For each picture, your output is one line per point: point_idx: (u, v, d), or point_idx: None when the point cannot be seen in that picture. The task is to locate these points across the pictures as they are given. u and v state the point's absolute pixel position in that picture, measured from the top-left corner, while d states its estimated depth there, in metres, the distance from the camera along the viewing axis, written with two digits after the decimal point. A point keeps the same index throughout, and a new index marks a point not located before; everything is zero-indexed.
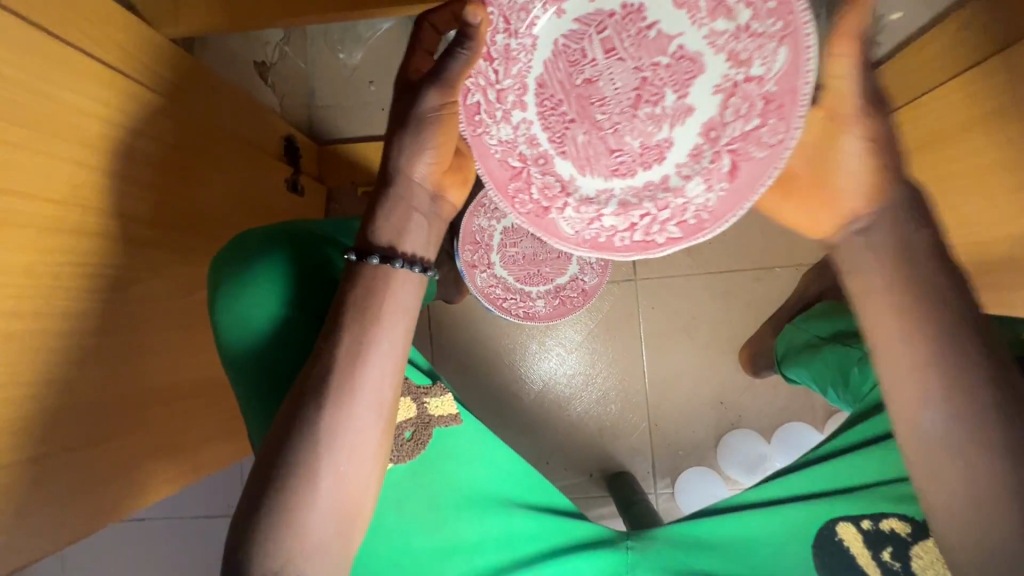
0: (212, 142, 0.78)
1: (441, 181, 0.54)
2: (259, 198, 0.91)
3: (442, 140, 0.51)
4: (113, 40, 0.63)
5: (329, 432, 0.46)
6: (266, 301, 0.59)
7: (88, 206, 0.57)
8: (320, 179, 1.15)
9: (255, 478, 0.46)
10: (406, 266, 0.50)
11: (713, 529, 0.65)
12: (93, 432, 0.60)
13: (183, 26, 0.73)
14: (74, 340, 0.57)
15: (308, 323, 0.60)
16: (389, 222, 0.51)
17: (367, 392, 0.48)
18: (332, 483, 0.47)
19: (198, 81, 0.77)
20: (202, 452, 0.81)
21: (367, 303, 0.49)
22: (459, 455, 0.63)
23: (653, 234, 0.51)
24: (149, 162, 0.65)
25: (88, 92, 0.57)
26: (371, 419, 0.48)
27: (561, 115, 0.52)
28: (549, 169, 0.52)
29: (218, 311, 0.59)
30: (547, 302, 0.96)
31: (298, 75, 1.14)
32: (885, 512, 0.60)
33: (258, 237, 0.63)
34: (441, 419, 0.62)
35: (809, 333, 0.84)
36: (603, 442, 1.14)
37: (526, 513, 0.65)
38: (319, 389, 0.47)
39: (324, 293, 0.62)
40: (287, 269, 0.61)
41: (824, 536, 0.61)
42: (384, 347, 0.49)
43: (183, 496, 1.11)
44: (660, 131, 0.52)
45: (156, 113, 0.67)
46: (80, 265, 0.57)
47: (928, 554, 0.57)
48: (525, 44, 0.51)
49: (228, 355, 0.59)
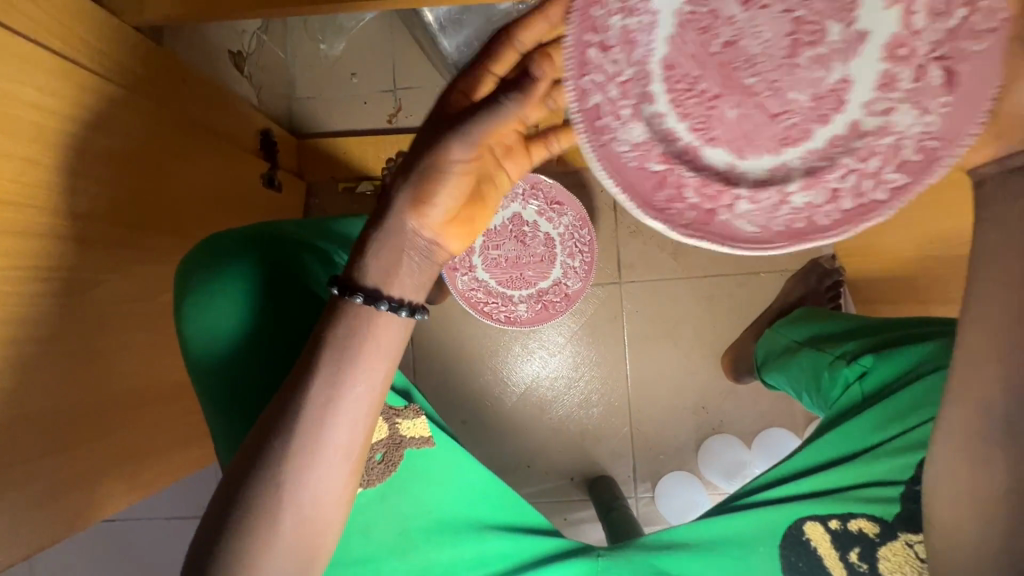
0: (180, 138, 0.75)
1: (442, 231, 0.46)
2: (230, 195, 0.87)
3: (442, 190, 0.43)
4: (71, 32, 0.60)
5: (296, 467, 0.44)
6: (233, 310, 0.57)
7: (38, 206, 0.54)
8: (298, 173, 1.11)
9: (217, 509, 0.45)
10: (390, 309, 0.46)
11: (681, 531, 0.65)
12: (53, 446, 0.57)
13: (147, 17, 0.69)
14: (26, 349, 0.54)
15: (280, 332, 0.58)
16: (380, 266, 0.46)
17: (337, 427, 0.45)
18: (298, 516, 0.45)
19: (163, 71, 0.74)
20: (169, 459, 0.78)
21: (336, 336, 0.46)
22: (431, 475, 0.62)
23: (865, 192, 0.34)
24: (110, 160, 0.63)
25: (41, 87, 0.54)
26: (344, 442, 0.46)
27: (699, 89, 0.36)
28: (699, 163, 0.36)
29: (184, 322, 0.56)
30: (529, 306, 0.94)
31: (276, 65, 1.09)
32: (854, 513, 0.60)
33: (232, 241, 0.60)
34: (414, 440, 0.61)
35: (787, 338, 0.82)
36: (584, 445, 1.13)
37: (498, 535, 0.63)
38: (289, 411, 0.45)
39: (301, 300, 0.60)
40: (261, 274, 0.59)
41: (792, 536, 0.62)
42: (359, 379, 0.46)
43: (152, 501, 1.08)
44: (832, 74, 0.35)
45: (120, 109, 0.64)
46: (29, 270, 0.53)
47: (894, 556, 0.58)
48: (640, 9, 0.34)
49: (194, 367, 0.57)
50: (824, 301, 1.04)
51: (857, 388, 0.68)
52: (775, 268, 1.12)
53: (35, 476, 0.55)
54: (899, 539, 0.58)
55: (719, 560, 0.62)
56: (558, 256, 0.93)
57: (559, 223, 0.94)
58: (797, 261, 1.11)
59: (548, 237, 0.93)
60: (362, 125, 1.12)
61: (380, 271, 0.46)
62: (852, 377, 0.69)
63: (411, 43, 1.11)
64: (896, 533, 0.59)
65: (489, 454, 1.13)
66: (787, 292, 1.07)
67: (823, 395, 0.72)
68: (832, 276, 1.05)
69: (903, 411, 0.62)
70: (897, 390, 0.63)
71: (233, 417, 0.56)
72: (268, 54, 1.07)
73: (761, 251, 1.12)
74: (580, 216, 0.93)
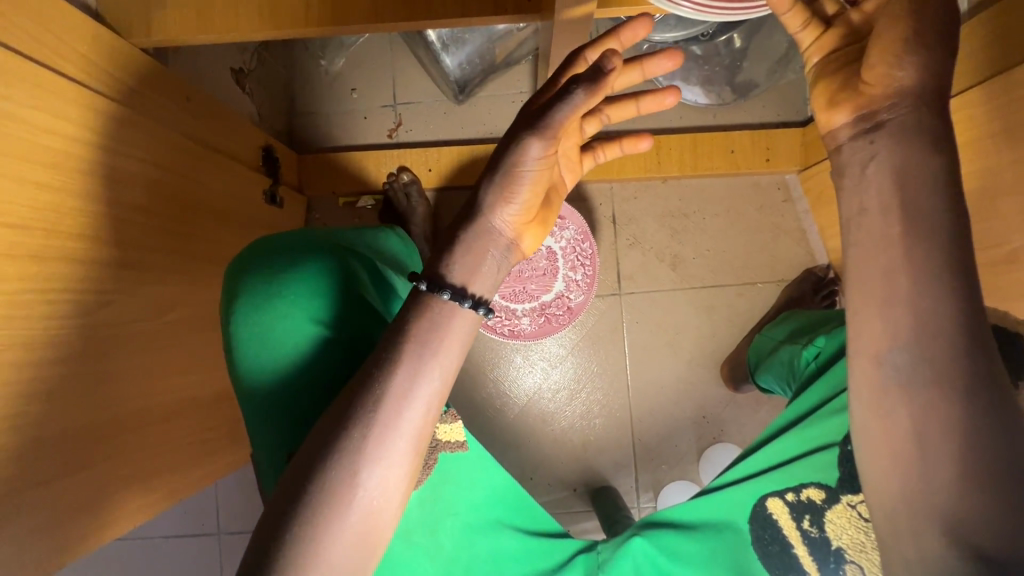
0: (183, 153, 0.74)
1: (522, 230, 0.48)
2: (232, 209, 0.87)
3: (523, 191, 0.46)
4: (77, 54, 0.60)
5: (366, 460, 0.42)
6: (301, 317, 0.52)
7: (52, 230, 0.54)
8: (300, 188, 1.11)
9: (272, 507, 0.41)
10: (473, 307, 0.45)
11: (662, 514, 0.67)
12: (67, 466, 0.56)
13: (152, 36, 0.69)
14: (43, 372, 0.54)
15: (349, 347, 0.54)
16: (468, 261, 0.46)
17: (409, 422, 0.43)
18: (365, 514, 0.42)
19: (170, 92, 0.74)
20: (181, 477, 0.78)
21: (414, 326, 0.44)
22: (460, 479, 0.57)
23: None
24: (119, 179, 0.63)
25: (56, 111, 0.55)
26: (409, 446, 0.43)
27: None
28: None
29: (238, 325, 0.52)
30: (533, 319, 0.95)
31: (277, 82, 1.11)
32: (804, 482, 0.58)
33: (291, 244, 0.57)
34: (449, 445, 0.55)
35: (771, 340, 0.84)
36: (586, 456, 1.14)
37: (514, 533, 0.60)
38: (353, 415, 0.42)
39: (360, 313, 0.56)
40: (322, 281, 0.55)
41: (756, 514, 0.61)
42: (434, 371, 0.44)
43: (155, 521, 1.06)
44: None
45: (126, 127, 0.64)
46: (44, 291, 0.54)
47: (840, 520, 0.55)
48: None
49: (244, 376, 0.52)
50: (818, 304, 1.06)
51: (814, 365, 0.67)
52: (771, 278, 1.14)
53: (49, 498, 0.55)
54: (842, 502, 0.55)
55: (696, 544, 0.62)
56: (561, 269, 0.94)
57: (561, 236, 0.94)
58: (792, 271, 1.13)
59: (550, 251, 0.94)
60: (364, 139, 1.13)
61: (465, 269, 0.45)
62: (811, 357, 0.68)
63: (411, 59, 1.12)
64: (838, 497, 0.56)
65: None
66: (780, 302, 1.10)
67: (796, 373, 0.71)
68: (827, 283, 1.07)
69: (844, 383, 0.58)
70: (835, 364, 0.61)
71: (290, 432, 0.51)
72: (266, 70, 1.08)
73: (757, 262, 1.14)
74: (582, 230, 0.94)
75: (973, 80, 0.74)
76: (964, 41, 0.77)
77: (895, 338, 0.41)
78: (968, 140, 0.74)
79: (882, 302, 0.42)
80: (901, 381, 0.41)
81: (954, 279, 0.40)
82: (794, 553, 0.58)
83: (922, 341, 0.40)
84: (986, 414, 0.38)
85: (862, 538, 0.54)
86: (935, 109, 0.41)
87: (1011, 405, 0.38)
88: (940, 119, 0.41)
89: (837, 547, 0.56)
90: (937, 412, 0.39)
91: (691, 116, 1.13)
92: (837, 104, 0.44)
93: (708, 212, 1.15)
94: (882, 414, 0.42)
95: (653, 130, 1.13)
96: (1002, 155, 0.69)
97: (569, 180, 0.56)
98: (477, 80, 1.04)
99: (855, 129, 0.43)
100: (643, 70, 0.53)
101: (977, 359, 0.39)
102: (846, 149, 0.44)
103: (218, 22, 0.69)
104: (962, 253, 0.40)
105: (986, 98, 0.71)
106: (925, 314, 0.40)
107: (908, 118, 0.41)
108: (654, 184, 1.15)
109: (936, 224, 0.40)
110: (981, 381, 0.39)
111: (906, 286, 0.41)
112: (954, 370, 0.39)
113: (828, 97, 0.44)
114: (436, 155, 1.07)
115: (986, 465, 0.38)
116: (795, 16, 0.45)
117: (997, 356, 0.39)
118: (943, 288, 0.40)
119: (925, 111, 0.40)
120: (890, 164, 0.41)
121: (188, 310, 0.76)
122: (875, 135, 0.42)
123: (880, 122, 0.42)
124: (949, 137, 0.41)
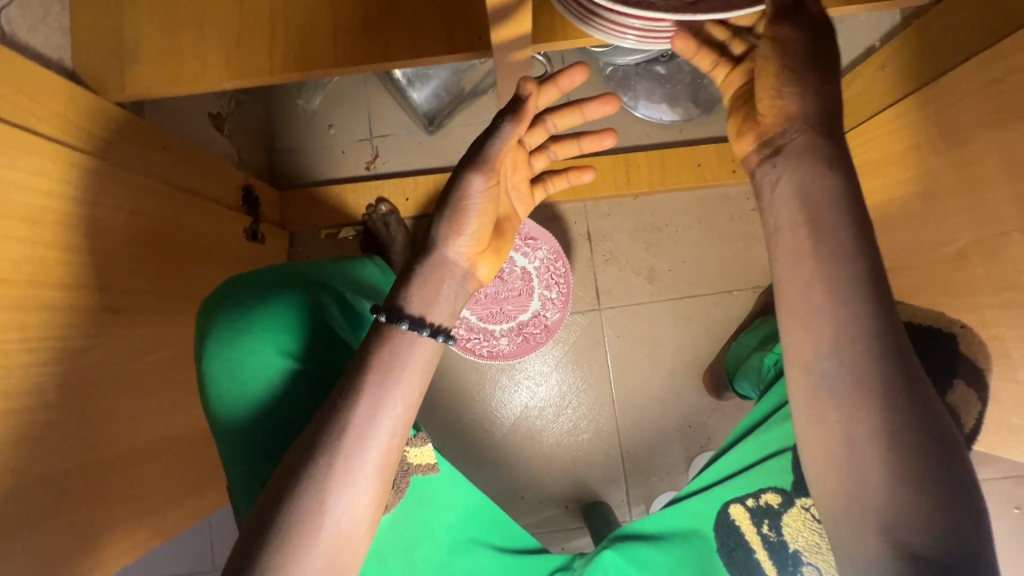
0: (160, 199, 0.77)
1: (476, 259, 0.51)
2: (213, 247, 0.90)
3: (472, 223, 0.49)
4: (53, 113, 0.64)
5: (333, 487, 0.43)
6: (270, 350, 0.55)
7: (30, 281, 0.57)
8: (281, 224, 1.13)
9: (243, 538, 0.42)
10: (431, 334, 0.48)
11: (635, 526, 0.68)
12: (52, 511, 0.58)
13: (127, 92, 0.73)
14: (27, 418, 0.55)
15: (318, 376, 0.56)
16: (423, 292, 0.49)
17: (374, 448, 0.44)
18: (333, 540, 0.43)
19: (146, 142, 0.78)
20: (170, 517, 0.78)
21: (376, 355, 0.46)
22: (432, 501, 0.58)
23: None
24: (97, 229, 0.65)
25: (35, 168, 0.59)
26: (374, 472, 0.44)
27: None
28: None
29: (209, 361, 0.54)
30: (511, 339, 0.97)
31: (257, 123, 1.15)
32: (761, 487, 0.60)
33: (263, 281, 0.59)
34: (420, 468, 0.55)
35: (744, 346, 0.87)
36: (576, 472, 1.15)
37: (488, 551, 0.61)
38: (320, 445, 0.43)
39: (329, 344, 0.58)
40: (292, 315, 0.57)
41: (721, 520, 0.63)
42: (396, 398, 0.46)
43: (150, 562, 1.06)
44: None
45: (103, 178, 0.67)
46: (27, 340, 0.56)
47: (796, 523, 0.57)
48: None
49: (217, 410, 0.54)
50: None
51: (774, 370, 0.71)
52: (746, 285, 1.16)
53: (34, 545, 0.56)
54: (797, 505, 0.57)
55: (663, 553, 0.63)
56: (536, 289, 0.97)
57: (534, 256, 0.97)
58: (765, 277, 1.16)
59: (524, 271, 0.96)
60: (343, 173, 1.16)
61: (422, 300, 0.49)
62: (772, 363, 0.72)
63: (384, 94, 1.16)
64: (793, 500, 0.57)
65: (485, 487, 1.14)
66: (757, 306, 1.11)
67: (764, 378, 0.74)
68: None
69: None
70: None
71: (262, 464, 0.52)
72: (246, 112, 1.12)
73: (731, 271, 1.17)
74: (555, 250, 0.97)
75: (916, 83, 0.79)
76: (912, 46, 0.81)
77: (822, 343, 0.43)
78: (912, 144, 0.78)
79: (805, 312, 0.44)
80: (835, 386, 0.43)
81: (866, 287, 0.43)
82: (756, 558, 0.59)
83: (846, 345, 0.42)
84: (907, 411, 0.41)
85: (817, 539, 0.55)
86: (825, 133, 0.45)
87: (931, 403, 0.41)
88: (833, 140, 0.45)
89: (794, 549, 0.57)
90: (864, 412, 0.42)
91: (657, 133, 1.16)
92: (742, 134, 0.49)
93: (680, 224, 1.17)
94: (814, 416, 0.44)
95: (623, 149, 1.16)
96: (942, 155, 0.72)
97: (522, 211, 0.60)
98: (446, 112, 1.10)
99: (761, 154, 0.47)
100: (583, 113, 0.59)
101: (895, 358, 0.42)
102: (757, 172, 0.48)
103: (186, 73, 0.72)
104: (873, 261, 0.43)
105: (926, 103, 0.75)
106: (845, 317, 0.43)
107: (803, 140, 0.45)
108: (626, 200, 1.18)
109: (844, 235, 0.43)
110: (902, 380, 0.41)
111: (822, 294, 0.43)
112: (878, 371, 0.42)
113: (735, 129, 0.50)
114: (411, 185, 1.10)
115: (913, 460, 0.40)
116: (703, 58, 0.51)
117: (914, 357, 0.43)
118: (857, 296, 0.42)
119: (818, 133, 0.44)
120: (793, 184, 0.45)
121: (172, 349, 0.79)
122: (777, 160, 0.46)
123: (778, 147, 0.46)
124: (842, 155, 0.45)
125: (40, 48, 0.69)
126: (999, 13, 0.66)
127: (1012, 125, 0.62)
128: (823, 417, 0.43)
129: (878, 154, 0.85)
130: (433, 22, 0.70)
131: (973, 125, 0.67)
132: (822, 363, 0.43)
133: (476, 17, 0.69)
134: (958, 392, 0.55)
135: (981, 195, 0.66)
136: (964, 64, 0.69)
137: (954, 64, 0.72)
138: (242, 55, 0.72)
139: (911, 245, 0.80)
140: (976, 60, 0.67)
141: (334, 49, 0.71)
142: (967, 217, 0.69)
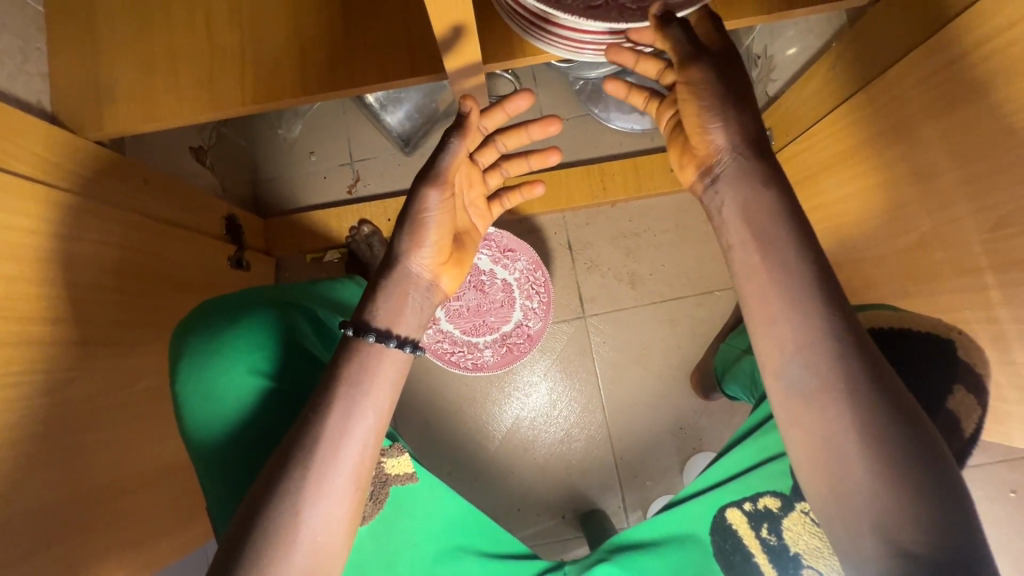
0: (141, 232, 0.79)
1: (439, 271, 0.54)
2: (197, 276, 0.91)
3: (432, 235, 0.52)
4: (34, 155, 0.66)
5: (307, 499, 0.44)
6: (242, 370, 0.56)
7: (15, 316, 0.58)
8: (267, 250, 1.15)
9: (221, 554, 0.42)
10: (397, 346, 0.49)
11: (631, 534, 0.67)
12: (40, 545, 0.58)
13: (105, 130, 0.75)
14: (15, 452, 0.56)
15: (291, 393, 0.57)
16: (386, 307, 0.50)
17: (347, 459, 0.46)
18: (309, 551, 0.44)
19: (126, 176, 0.81)
20: (160, 546, 0.78)
21: (345, 369, 0.48)
22: (415, 512, 0.59)
23: None
24: (77, 262, 0.67)
25: (17, 208, 0.61)
26: (348, 482, 0.46)
27: None
28: None
29: (183, 384, 0.55)
30: (495, 350, 0.98)
31: (238, 154, 1.17)
32: (760, 491, 0.60)
33: (234, 302, 0.61)
34: (399, 478, 0.56)
35: (736, 348, 0.88)
36: (571, 480, 1.15)
37: (475, 557, 0.62)
38: (293, 459, 0.44)
39: (302, 361, 0.60)
40: (264, 334, 0.59)
41: (718, 524, 0.63)
42: (367, 408, 0.47)
43: None
44: None
45: (84, 215, 0.69)
46: (11, 375, 0.57)
47: (797, 526, 0.57)
48: None
49: (192, 431, 0.55)
50: None
51: None
52: (726, 285, 1.18)
53: None
54: (797, 509, 0.57)
55: (661, 560, 0.63)
56: (517, 299, 0.98)
57: (514, 268, 0.99)
58: None
59: (505, 283, 0.98)
60: (325, 197, 1.19)
61: (388, 315, 0.50)
62: None
63: (362, 119, 1.19)
64: (793, 504, 0.57)
65: (480, 502, 1.14)
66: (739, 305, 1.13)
67: (757, 388, 0.73)
68: None
69: None
70: None
71: (238, 479, 0.53)
72: (227, 144, 1.15)
73: (710, 271, 1.18)
74: (533, 260, 0.99)
75: (860, 81, 0.82)
76: (850, 45, 0.84)
77: (791, 351, 0.45)
78: (862, 139, 0.81)
79: (769, 321, 0.46)
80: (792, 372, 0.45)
81: (801, 279, 0.46)
82: (755, 561, 0.59)
83: (812, 351, 0.44)
84: (856, 391, 0.43)
85: (818, 542, 0.55)
86: (754, 154, 0.49)
87: (894, 384, 0.43)
88: (768, 168, 0.49)
89: (795, 552, 0.57)
90: (838, 412, 0.43)
91: (630, 141, 1.19)
92: (686, 164, 0.54)
93: (658, 228, 1.20)
94: (791, 421, 0.45)
95: (598, 158, 1.19)
96: (890, 148, 0.75)
97: (481, 224, 0.64)
98: (421, 133, 1.13)
99: (703, 181, 0.52)
100: (530, 134, 0.64)
101: (848, 341, 0.44)
102: (706, 197, 0.52)
103: (163, 110, 0.75)
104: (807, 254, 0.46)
105: (870, 99, 0.79)
106: (790, 308, 0.45)
107: (734, 168, 0.49)
108: (604, 209, 1.20)
109: (783, 230, 0.47)
110: (850, 361, 0.43)
111: (783, 304, 0.46)
112: (825, 355, 0.44)
113: (678, 161, 0.55)
114: (393, 207, 1.13)
115: (876, 435, 0.42)
116: (638, 94, 0.61)
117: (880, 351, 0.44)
118: (797, 287, 0.45)
119: (750, 160, 0.49)
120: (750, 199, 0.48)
121: (155, 379, 0.80)
122: (718, 186, 0.50)
123: (716, 175, 0.51)
124: (779, 178, 0.49)
125: (19, 93, 0.71)
126: (926, 13, 0.70)
127: (952, 115, 0.65)
128: (792, 401, 0.45)
129: (832, 150, 0.88)
130: (395, 49, 0.73)
131: (916, 118, 0.70)
132: (785, 351, 0.45)
133: (435, 43, 0.72)
134: (958, 397, 0.55)
135: (931, 184, 0.69)
136: (902, 59, 0.73)
137: (892, 60, 0.75)
138: (216, 91, 0.75)
139: (873, 237, 0.82)
140: (912, 57, 0.70)
141: (302, 80, 0.74)
142: (918, 206, 0.72)
